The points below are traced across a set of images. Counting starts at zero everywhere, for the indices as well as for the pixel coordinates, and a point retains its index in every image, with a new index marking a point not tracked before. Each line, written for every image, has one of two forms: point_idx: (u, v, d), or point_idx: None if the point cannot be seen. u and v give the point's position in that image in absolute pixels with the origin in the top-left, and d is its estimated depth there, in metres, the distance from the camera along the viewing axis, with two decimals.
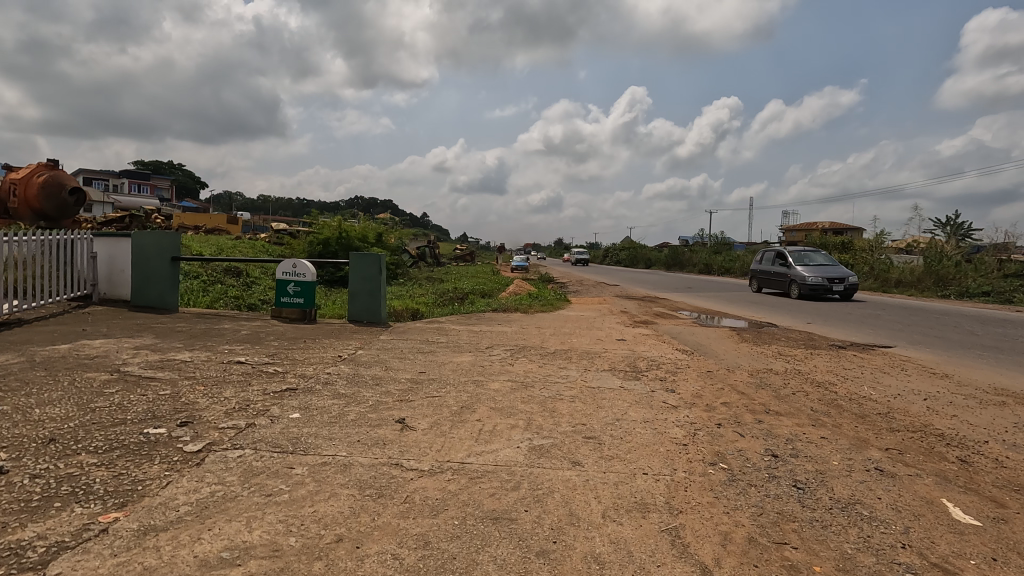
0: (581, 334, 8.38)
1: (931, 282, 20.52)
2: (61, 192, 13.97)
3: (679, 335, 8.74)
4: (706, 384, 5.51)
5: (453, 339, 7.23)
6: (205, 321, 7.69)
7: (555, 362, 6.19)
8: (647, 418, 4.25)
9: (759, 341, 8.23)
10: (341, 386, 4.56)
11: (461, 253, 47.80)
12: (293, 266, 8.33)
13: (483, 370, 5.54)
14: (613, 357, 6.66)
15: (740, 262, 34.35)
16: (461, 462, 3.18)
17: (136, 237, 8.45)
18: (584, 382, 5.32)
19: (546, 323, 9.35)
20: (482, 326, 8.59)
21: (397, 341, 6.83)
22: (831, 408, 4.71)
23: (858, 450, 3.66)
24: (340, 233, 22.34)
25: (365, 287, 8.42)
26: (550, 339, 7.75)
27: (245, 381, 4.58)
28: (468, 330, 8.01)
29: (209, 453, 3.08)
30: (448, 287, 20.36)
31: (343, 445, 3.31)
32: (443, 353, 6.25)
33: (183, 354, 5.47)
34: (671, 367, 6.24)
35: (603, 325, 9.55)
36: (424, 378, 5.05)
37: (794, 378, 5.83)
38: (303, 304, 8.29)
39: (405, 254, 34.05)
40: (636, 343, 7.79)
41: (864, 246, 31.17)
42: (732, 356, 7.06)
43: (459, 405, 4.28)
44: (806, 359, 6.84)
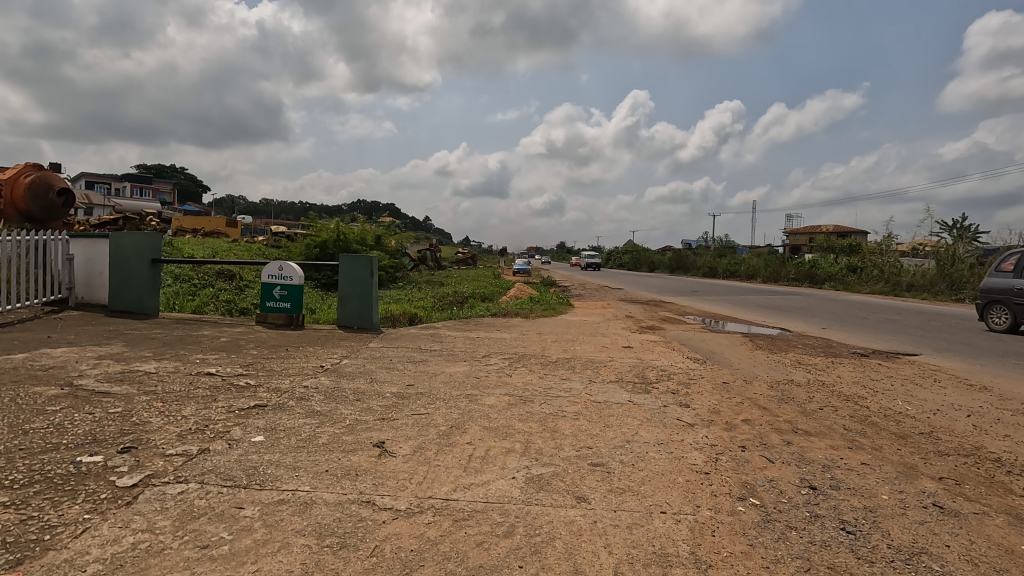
0: (585, 341, 7.87)
1: (944, 285, 19.97)
2: (48, 193, 13.48)
3: (689, 342, 8.22)
4: (723, 398, 5.00)
5: (448, 347, 6.74)
6: (184, 326, 7.22)
7: (557, 372, 5.69)
8: (661, 440, 3.74)
9: (775, 349, 7.70)
10: (317, 403, 4.07)
11: (463, 256, 47.27)
12: (279, 268, 7.87)
13: (478, 383, 5.05)
14: (620, 367, 6.15)
15: (746, 265, 33.75)
16: (445, 499, 2.68)
17: (114, 238, 7.99)
18: (589, 397, 4.81)
19: (547, 329, 8.84)
20: (480, 332, 8.11)
21: (387, 350, 6.34)
22: (867, 427, 4.21)
23: (908, 481, 3.16)
24: (337, 235, 21.90)
25: (355, 291, 7.95)
26: (552, 346, 7.26)
27: (211, 397, 4.10)
28: (464, 337, 7.52)
29: (143, 489, 2.58)
30: (447, 291, 19.92)
31: (308, 477, 2.81)
32: (436, 363, 5.76)
33: (149, 365, 4.99)
34: (684, 378, 5.74)
35: (609, 331, 9.04)
36: (411, 392, 4.55)
37: (819, 391, 5.33)
38: (289, 309, 7.81)
39: (406, 257, 33.70)
40: (643, 351, 7.29)
41: (873, 249, 30.56)
42: (748, 365, 6.56)
43: (448, 425, 3.78)
44: (829, 369, 6.34)
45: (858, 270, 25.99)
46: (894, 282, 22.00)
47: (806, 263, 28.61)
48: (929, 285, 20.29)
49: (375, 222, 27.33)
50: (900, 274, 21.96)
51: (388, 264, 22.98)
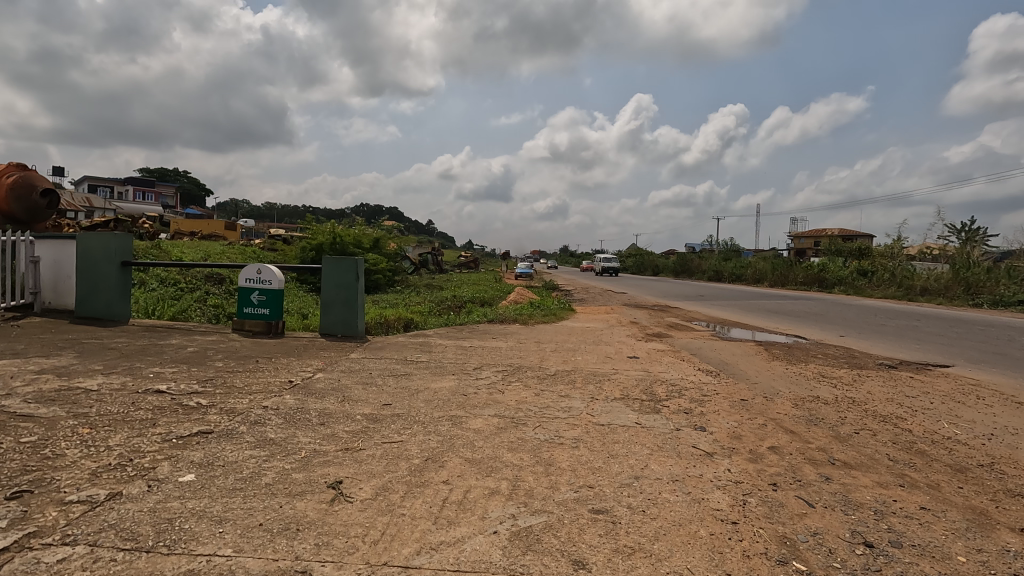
0: (588, 351, 7.25)
1: (960, 289, 19.30)
2: (31, 193, 12.95)
3: (700, 351, 7.59)
4: (744, 420, 4.38)
5: (437, 358, 6.16)
6: (153, 335, 6.67)
7: (556, 388, 5.08)
8: (676, 477, 3.13)
9: (794, 360, 7.07)
10: (273, 428, 3.48)
11: (464, 259, 46.69)
12: (258, 271, 7.24)
13: (465, 401, 4.45)
14: (626, 382, 5.54)
15: (753, 269, 33.07)
16: (405, 566, 2.10)
17: (82, 239, 7.45)
18: (590, 418, 4.21)
19: (546, 337, 8.23)
20: (474, 341, 7.53)
21: (369, 361, 5.76)
22: (916, 457, 3.61)
23: (987, 536, 2.55)
24: (334, 238, 21.38)
25: (340, 296, 7.38)
26: (551, 357, 6.66)
27: (149, 423, 3.51)
28: (456, 347, 6.93)
29: (13, 556, 2.01)
30: (445, 296, 19.36)
31: (234, 534, 2.23)
32: (420, 377, 5.17)
33: (95, 380, 4.43)
34: (697, 395, 5.13)
35: (613, 339, 8.43)
36: (386, 413, 3.96)
37: (850, 410, 4.73)
38: (268, 315, 7.25)
39: (406, 261, 33.26)
40: (650, 362, 6.68)
41: (883, 252, 29.86)
42: (767, 379, 5.96)
43: (423, 457, 3.19)
44: (857, 383, 5.74)
45: (869, 273, 25.33)
46: (907, 287, 21.33)
47: (814, 266, 27.95)
48: (944, 289, 19.62)
49: (373, 224, 26.81)
50: (913, 278, 21.29)
51: (385, 268, 22.44)
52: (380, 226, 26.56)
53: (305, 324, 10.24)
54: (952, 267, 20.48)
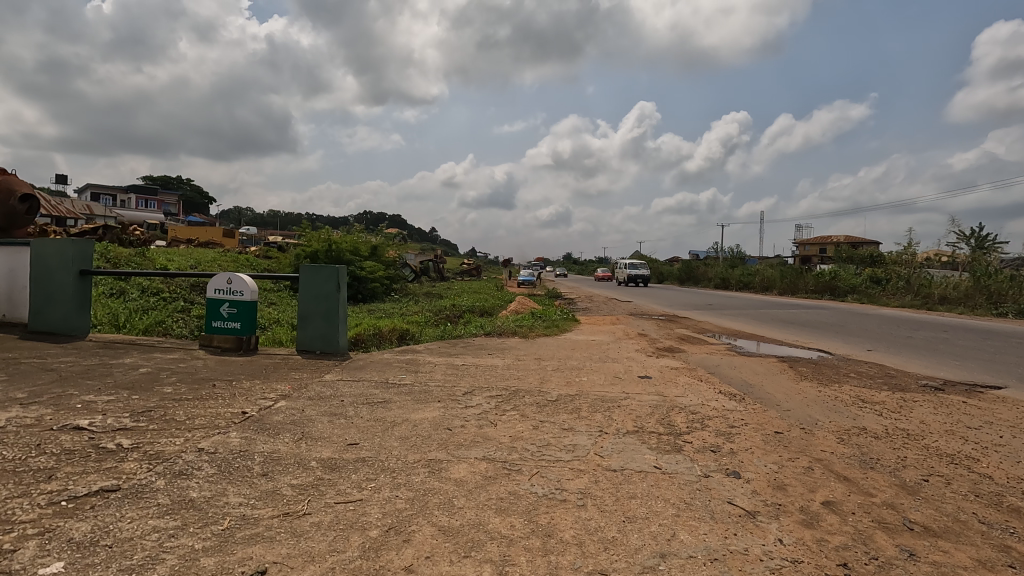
0: (593, 370, 6.49)
1: (982, 298, 18.52)
2: (8, 199, 12.19)
3: (719, 370, 6.81)
4: (784, 462, 3.63)
5: (423, 379, 5.44)
6: (107, 352, 5.95)
7: (558, 420, 4.34)
8: (715, 553, 2.39)
9: (826, 380, 6.30)
10: (199, 483, 2.74)
11: (466, 267, 45.93)
12: (227, 282, 6.58)
13: (449, 438, 3.72)
14: (639, 411, 4.77)
15: (761, 276, 32.26)
16: None
17: (37, 246, 6.77)
18: (599, 461, 3.48)
19: (547, 353, 7.49)
20: (467, 358, 6.80)
21: (345, 384, 5.05)
22: (1015, 519, 2.85)
23: None
24: (328, 245, 20.71)
25: (318, 309, 6.67)
26: (553, 378, 5.92)
27: (42, 475, 2.77)
28: (446, 366, 6.21)
29: None
30: (444, 305, 18.67)
31: None
32: (400, 406, 4.45)
33: (7, 413, 3.71)
34: (723, 427, 4.38)
35: (621, 356, 7.67)
36: (348, 458, 3.22)
37: (909, 447, 3.97)
38: (238, 330, 6.54)
39: (407, 269, 32.68)
40: (664, 383, 5.94)
41: (896, 259, 29.01)
42: (799, 404, 5.21)
43: (384, 526, 2.46)
44: (905, 410, 4.99)
45: (882, 281, 24.56)
46: (925, 295, 20.57)
47: (825, 273, 27.15)
48: (965, 298, 18.84)
49: (371, 231, 26.18)
50: (931, 286, 20.54)
51: (383, 276, 21.76)
52: (378, 233, 25.92)
53: (290, 339, 9.57)
54: (971, 275, 19.74)
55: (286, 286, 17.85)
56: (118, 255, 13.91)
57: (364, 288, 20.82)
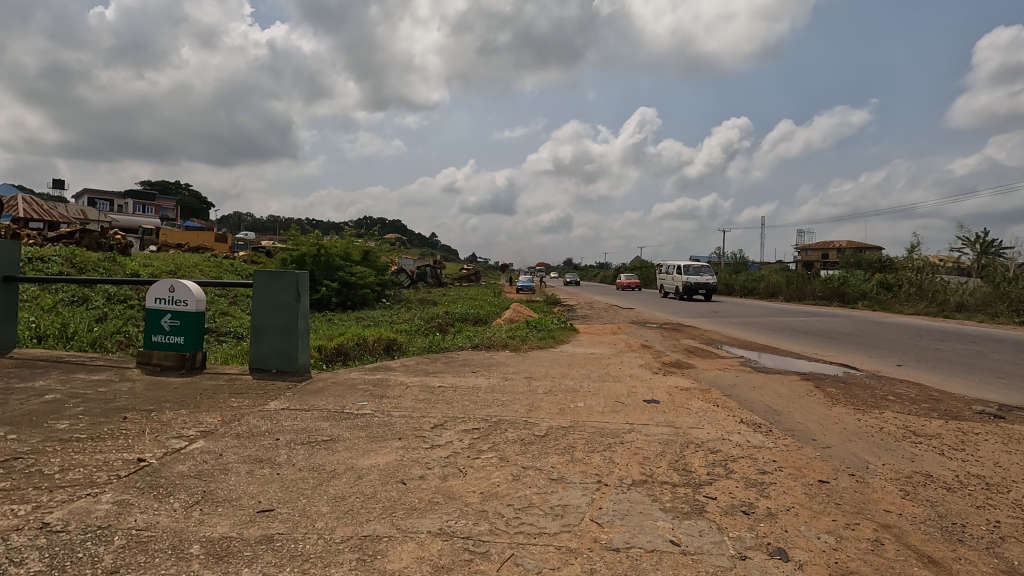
0: (592, 393, 5.57)
1: (1002, 306, 17.64)
2: None
3: (738, 392, 5.88)
4: (842, 532, 2.74)
5: (389, 407, 4.56)
6: (21, 373, 5.08)
7: (547, 465, 3.44)
8: None
9: (862, 405, 5.40)
10: None
11: (464, 272, 44.96)
12: (170, 289, 5.73)
13: (399, 498, 2.83)
14: (648, 451, 3.86)
15: (766, 282, 31.28)
16: None
17: None
18: (597, 534, 2.58)
19: (540, 370, 6.60)
20: (446, 378, 5.90)
21: (289, 416, 4.15)
22: None
23: None
24: (318, 249, 19.84)
25: (275, 321, 5.78)
26: (544, 403, 5.02)
27: None
28: (420, 389, 5.31)
29: None
30: (438, 312, 17.86)
31: None
32: (348, 447, 3.55)
33: None
34: (753, 475, 3.48)
35: (624, 373, 6.74)
36: (247, 538, 2.32)
37: (1000, 506, 3.07)
38: (181, 345, 5.67)
39: (403, 275, 31.90)
40: (675, 409, 5.04)
41: (906, 264, 28.07)
42: (840, 438, 4.33)
43: None
44: (973, 448, 4.09)
45: (894, 287, 23.68)
46: (940, 302, 19.69)
47: (832, 279, 26.23)
48: (985, 306, 17.95)
49: (363, 235, 25.30)
50: (946, 293, 19.67)
51: (374, 282, 20.89)
52: (370, 237, 25.04)
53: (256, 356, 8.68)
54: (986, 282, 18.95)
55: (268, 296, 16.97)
56: (86, 260, 13.05)
57: (354, 295, 19.88)
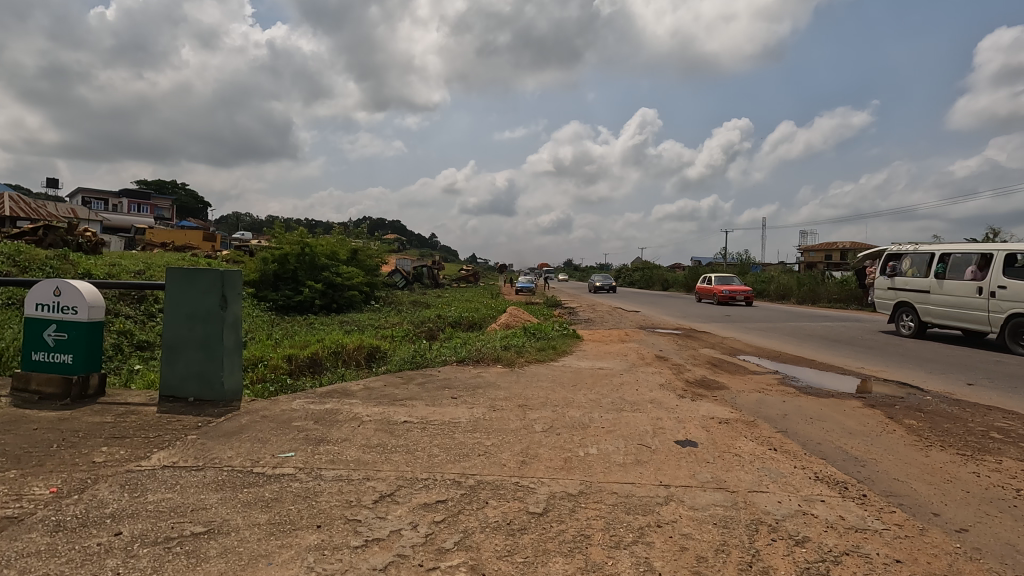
0: (606, 431, 4.20)
1: None
2: None
3: (798, 430, 4.48)
4: None
5: (323, 461, 3.21)
6: None
7: None
8: None
9: (967, 449, 4.05)
10: None
11: (463, 273, 43.76)
12: (54, 293, 4.40)
13: None
14: (702, 547, 2.49)
15: (776, 284, 29.81)
16: None
17: None
18: None
19: (538, 395, 5.22)
20: (417, 408, 4.56)
21: (164, 482, 2.80)
22: None
23: None
24: (302, 247, 18.49)
25: (193, 334, 4.46)
26: (541, 451, 3.66)
27: None
28: (375, 427, 3.94)
29: None
30: (429, 316, 16.58)
31: None
32: (224, 552, 2.19)
33: None
34: None
35: (645, 399, 5.34)
36: None
37: None
38: (66, 365, 4.34)
39: (397, 275, 30.53)
40: (722, 460, 3.68)
41: None
42: (976, 514, 2.95)
43: None
44: None
45: None
46: None
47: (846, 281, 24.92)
48: None
49: (352, 232, 23.85)
50: None
51: (361, 283, 19.59)
52: (360, 235, 23.61)
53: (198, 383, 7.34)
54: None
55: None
56: (32, 258, 11.67)
57: (340, 297, 18.53)
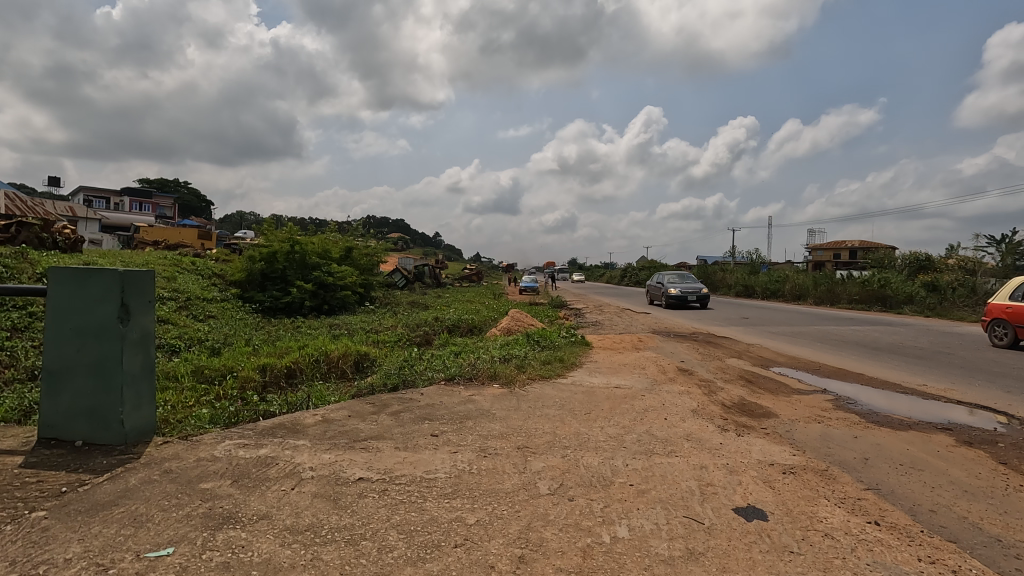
0: (636, 494, 3.05)
1: None
2: None
3: (895, 488, 3.32)
4: None
5: (212, 568, 2.08)
6: None
7: None
8: None
9: None
10: None
11: (466, 273, 42.70)
12: None
13: None
14: None
15: (792, 283, 28.37)
16: None
17: None
18: None
19: (545, 433, 4.06)
20: (380, 455, 3.42)
21: None
22: None
23: None
24: (291, 245, 17.49)
25: (79, 355, 3.34)
26: (546, 536, 2.50)
27: None
28: (313, 492, 2.81)
29: None
30: (425, 318, 15.51)
31: None
32: None
33: None
34: None
35: (680, 436, 4.17)
36: None
37: None
38: None
39: (397, 275, 29.45)
40: (812, 550, 2.51)
41: (948, 262, 25.43)
42: None
43: None
44: None
45: (940, 290, 21.06)
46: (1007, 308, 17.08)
47: (869, 279, 23.65)
48: None
49: (348, 229, 22.84)
50: None
51: (355, 283, 18.55)
52: (355, 232, 22.52)
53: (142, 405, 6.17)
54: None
55: (220, 308, 14.55)
56: None
57: (332, 297, 17.37)
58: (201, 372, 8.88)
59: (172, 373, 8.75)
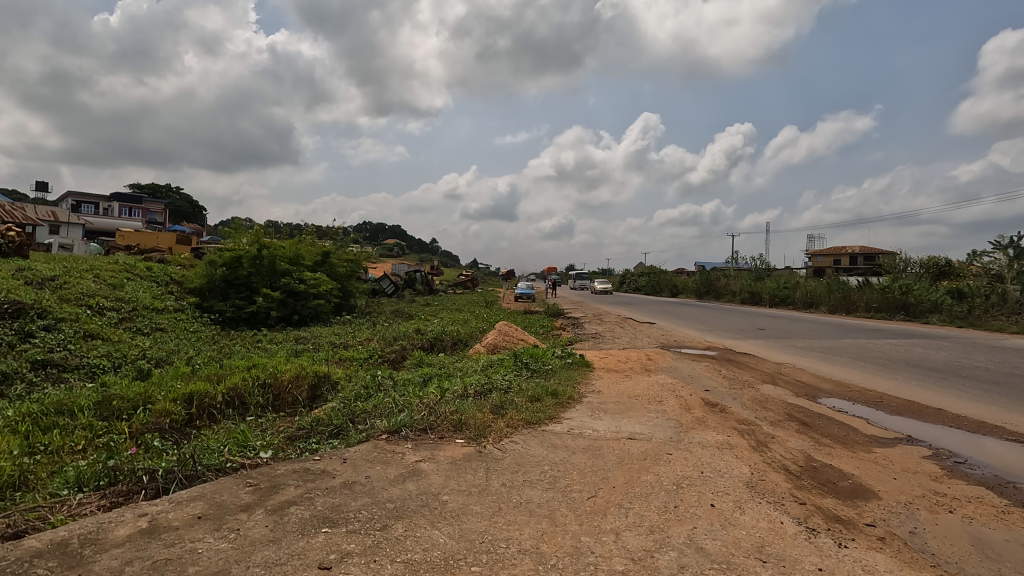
0: None
1: None
2: None
3: None
4: None
5: None
6: None
7: None
8: None
9: None
10: None
11: (460, 279, 41.13)
12: None
13: None
14: None
15: (802, 289, 26.55)
16: None
17: None
18: None
19: (520, 558, 2.36)
20: None
21: None
22: None
23: None
24: (259, 249, 15.70)
25: None
26: None
27: None
28: None
29: None
30: (405, 331, 13.86)
31: None
32: None
33: None
34: None
35: (749, 555, 2.47)
36: None
37: None
38: None
39: (385, 281, 27.74)
40: None
41: (971, 266, 23.78)
42: None
43: None
44: None
45: (969, 299, 19.38)
46: None
47: (888, 287, 21.98)
48: None
49: (329, 232, 21.11)
50: None
51: (330, 291, 16.84)
52: (336, 235, 20.79)
53: None
54: (1013, 259, 20.29)
55: (172, 320, 12.80)
56: None
57: (304, 306, 15.57)
58: (109, 403, 7.10)
59: (71, 406, 6.96)
